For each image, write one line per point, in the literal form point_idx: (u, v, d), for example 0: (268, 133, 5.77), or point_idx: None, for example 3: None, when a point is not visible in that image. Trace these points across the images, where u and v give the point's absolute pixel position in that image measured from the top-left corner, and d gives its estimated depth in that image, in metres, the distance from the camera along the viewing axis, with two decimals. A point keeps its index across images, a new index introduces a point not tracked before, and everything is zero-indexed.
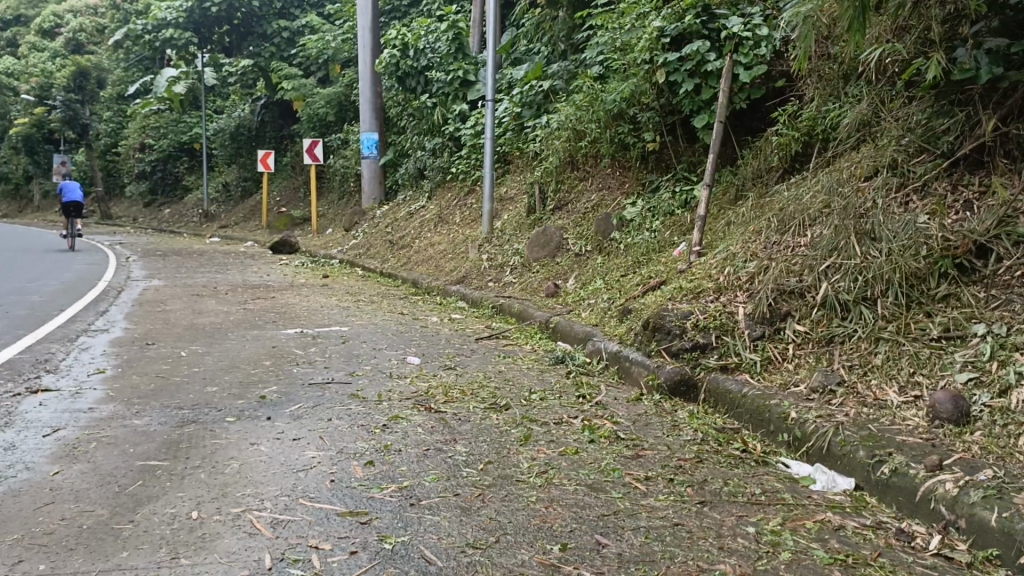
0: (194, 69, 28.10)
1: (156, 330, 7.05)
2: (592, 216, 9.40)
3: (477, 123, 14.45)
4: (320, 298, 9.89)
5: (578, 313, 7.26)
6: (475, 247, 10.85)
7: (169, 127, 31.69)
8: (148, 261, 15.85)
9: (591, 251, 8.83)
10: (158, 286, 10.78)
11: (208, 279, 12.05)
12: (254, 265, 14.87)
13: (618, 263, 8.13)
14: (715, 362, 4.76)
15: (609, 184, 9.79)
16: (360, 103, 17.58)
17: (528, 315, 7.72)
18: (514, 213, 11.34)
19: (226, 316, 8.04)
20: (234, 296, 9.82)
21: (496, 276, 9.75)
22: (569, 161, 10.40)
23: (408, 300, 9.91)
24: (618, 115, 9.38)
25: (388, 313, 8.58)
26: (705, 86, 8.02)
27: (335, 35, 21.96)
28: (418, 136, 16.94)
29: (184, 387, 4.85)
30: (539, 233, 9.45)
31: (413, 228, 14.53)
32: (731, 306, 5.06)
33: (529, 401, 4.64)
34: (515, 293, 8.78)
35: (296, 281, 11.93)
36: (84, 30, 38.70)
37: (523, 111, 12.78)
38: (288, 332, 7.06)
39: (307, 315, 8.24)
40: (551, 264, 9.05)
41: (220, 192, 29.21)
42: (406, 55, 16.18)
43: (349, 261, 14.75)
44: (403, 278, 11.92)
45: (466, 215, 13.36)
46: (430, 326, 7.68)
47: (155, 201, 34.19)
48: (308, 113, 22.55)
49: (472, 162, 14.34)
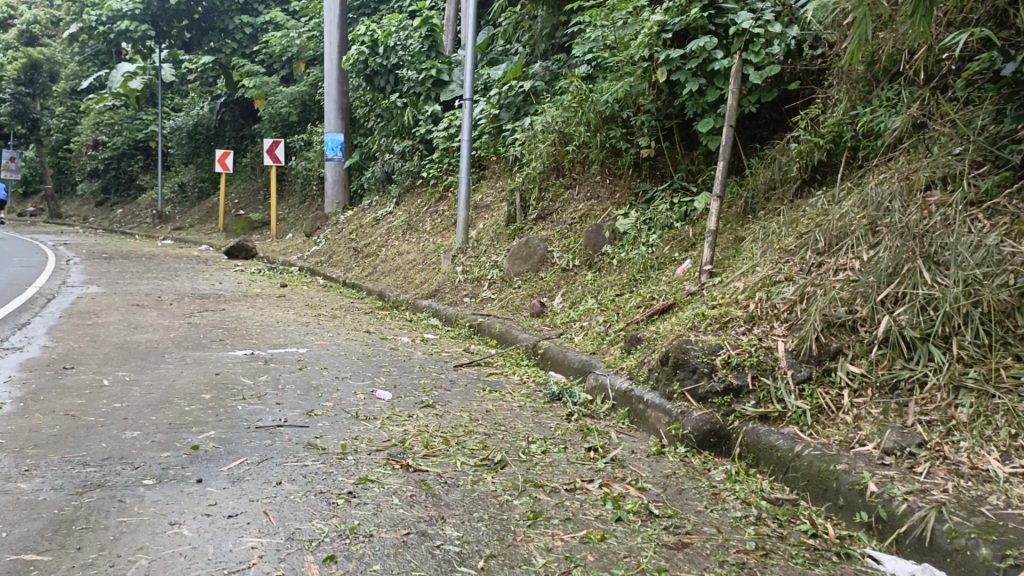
0: (151, 64, 26.72)
1: (78, 348, 6.00)
2: (580, 228, 8.56)
3: (450, 125, 13.67)
4: (276, 311, 8.89)
5: (571, 336, 6.42)
6: (448, 258, 9.95)
7: (124, 124, 30.31)
8: (90, 264, 14.60)
9: (579, 266, 7.99)
10: (95, 295, 9.65)
11: (154, 287, 10.96)
12: (206, 271, 13.76)
13: (612, 281, 7.30)
14: (753, 409, 3.93)
15: (599, 194, 8.95)
16: (325, 102, 16.58)
17: (512, 337, 6.84)
18: (491, 222, 10.48)
19: (166, 331, 7.01)
20: (179, 308, 8.76)
21: (472, 291, 8.87)
22: (554, 167, 9.55)
23: (374, 315, 8.98)
24: (610, 118, 8.60)
25: (351, 331, 7.64)
26: (711, 88, 7.26)
27: (300, 32, 20.91)
28: (386, 137, 16.01)
29: (96, 431, 3.85)
30: (520, 245, 8.59)
31: (380, 236, 13.58)
32: (768, 340, 4.24)
33: (529, 455, 3.76)
34: (494, 312, 7.91)
35: (251, 291, 10.89)
36: (38, 22, 37.13)
37: (501, 113, 11.96)
38: (236, 354, 6.07)
39: (260, 333, 7.24)
40: (535, 279, 8.20)
41: (174, 192, 27.84)
42: (375, 53, 15.14)
43: (310, 269, 13.72)
44: (368, 289, 10.97)
45: (437, 222, 12.47)
46: (401, 349, 6.75)
47: (107, 200, 32.63)
48: (270, 112, 21.45)
49: (444, 166, 13.47)
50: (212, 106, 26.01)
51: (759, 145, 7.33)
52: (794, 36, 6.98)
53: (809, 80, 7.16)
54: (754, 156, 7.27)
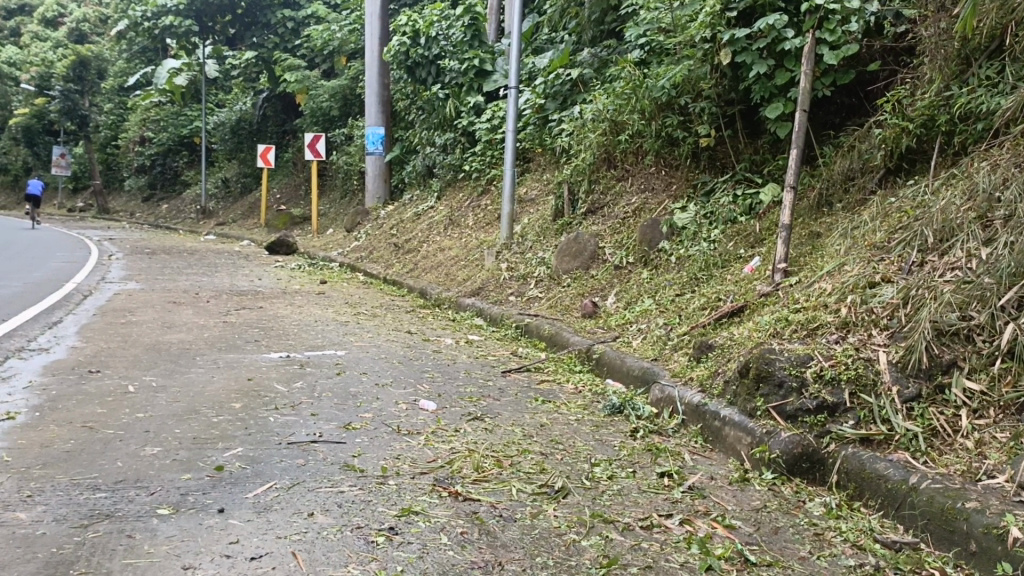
0: (195, 60, 26.77)
1: (107, 348, 5.68)
2: (634, 223, 8.03)
3: (493, 117, 13.14)
4: (314, 309, 8.54)
5: (628, 340, 5.92)
6: (492, 254, 9.50)
7: (169, 120, 30.49)
8: (131, 259, 14.50)
9: (633, 263, 7.48)
10: (132, 291, 9.43)
11: (192, 283, 10.73)
12: (246, 267, 13.54)
13: (670, 279, 6.78)
14: (852, 431, 3.40)
15: (654, 186, 8.40)
16: (366, 94, 16.26)
17: (563, 339, 6.37)
18: (537, 217, 10.02)
19: (201, 331, 6.69)
20: (215, 305, 8.47)
21: (518, 289, 8.42)
22: (605, 159, 9.00)
23: (416, 314, 8.59)
24: (666, 104, 8.07)
25: (393, 331, 7.24)
26: (780, 70, 6.69)
27: (342, 25, 20.65)
28: (427, 130, 15.62)
29: (112, 447, 3.48)
30: (569, 240, 8.11)
31: (421, 231, 13.21)
32: (867, 350, 3.71)
33: (595, 481, 3.29)
34: (542, 312, 7.45)
35: (289, 288, 10.59)
36: (87, 20, 37.65)
37: (547, 102, 11.45)
38: (271, 357, 5.70)
39: (297, 333, 6.88)
40: (585, 277, 7.72)
41: (217, 187, 27.89)
42: (416, 44, 14.87)
43: (350, 265, 13.42)
44: (409, 286, 10.59)
45: (480, 217, 12.05)
46: (445, 352, 6.31)
47: (152, 195, 32.92)
48: (311, 106, 21.24)
49: (487, 159, 13.03)
50: (255, 101, 25.95)
51: (833, 132, 6.78)
52: (873, 12, 6.39)
53: (890, 58, 6.56)
54: (827, 144, 6.71)
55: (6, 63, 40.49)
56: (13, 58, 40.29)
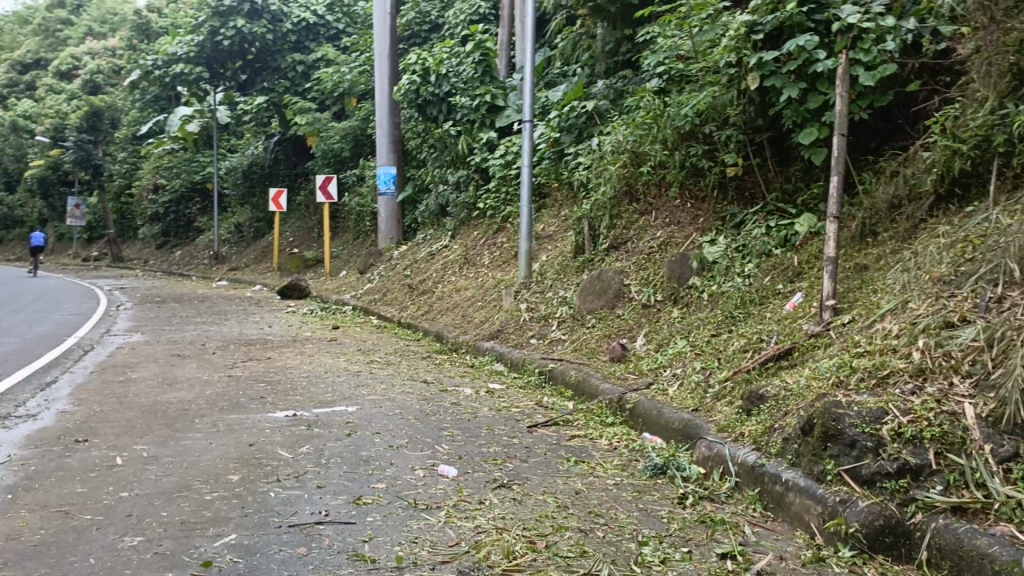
0: (207, 106, 26.84)
1: (101, 412, 5.29)
2: (660, 258, 7.60)
3: (507, 153, 12.95)
4: (326, 358, 8.15)
5: (663, 387, 5.46)
6: (510, 294, 9.09)
7: (181, 166, 30.56)
8: (141, 309, 14.21)
9: (662, 301, 7.06)
10: (137, 344, 9.07)
11: (200, 333, 10.37)
12: (257, 314, 13.20)
13: (704, 319, 6.35)
14: (942, 498, 2.88)
15: (680, 219, 7.96)
16: (377, 134, 16.08)
17: (592, 386, 5.92)
18: (556, 254, 9.63)
19: (205, 388, 6.29)
20: (222, 357, 8.08)
21: (539, 331, 7.99)
22: (625, 192, 8.58)
23: (432, 360, 8.17)
24: (691, 134, 7.78)
25: (408, 381, 6.81)
26: (813, 93, 6.31)
27: (351, 67, 20.55)
28: (439, 168, 15.35)
29: (88, 539, 3.06)
30: (592, 278, 7.71)
31: (435, 271, 12.84)
32: (949, 402, 3.21)
33: (644, 568, 2.83)
34: (567, 355, 7.02)
35: (301, 335, 10.22)
36: (101, 71, 38.13)
37: (562, 136, 11.21)
38: (276, 416, 5.26)
39: (306, 386, 6.45)
40: (611, 317, 7.29)
41: (230, 233, 27.79)
42: (426, 82, 14.61)
43: (363, 309, 13.06)
44: (425, 330, 10.19)
45: (495, 255, 11.68)
46: (465, 404, 5.86)
47: (166, 242, 32.89)
48: (322, 149, 21.10)
49: (502, 196, 12.71)
50: (266, 146, 25.93)
51: (872, 156, 6.39)
52: (909, 29, 6.03)
53: (929, 75, 6.18)
54: (868, 171, 6.29)
55: (22, 116, 40.92)
56: (29, 112, 40.74)
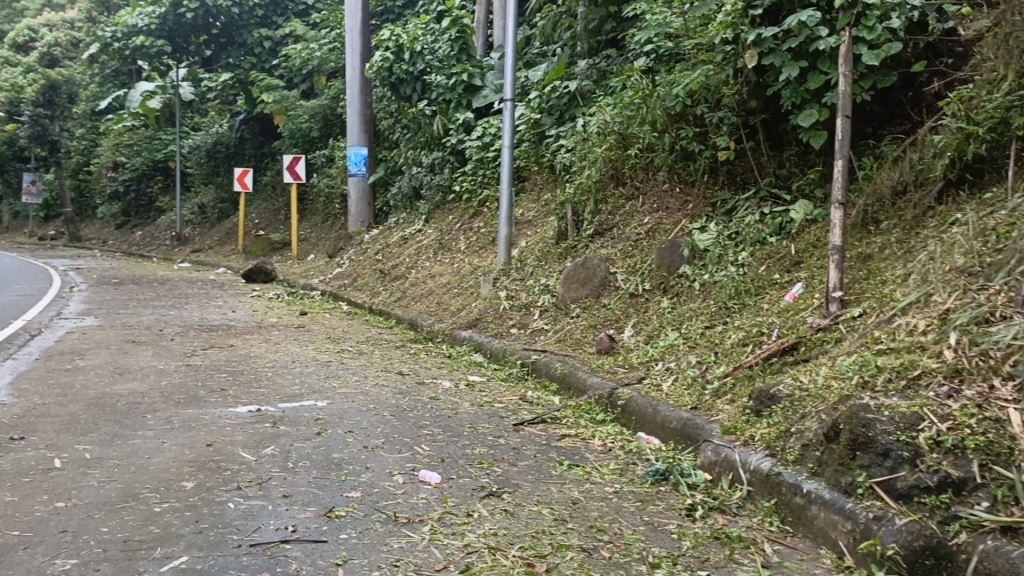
0: (170, 83, 25.94)
1: (44, 405, 4.81)
2: (647, 245, 7.27)
3: (484, 134, 12.52)
4: (293, 346, 7.70)
5: (656, 381, 5.13)
6: (488, 281, 8.72)
7: (143, 144, 29.57)
8: (97, 291, 13.58)
9: (650, 291, 6.75)
10: (89, 329, 8.53)
11: (158, 317, 9.84)
12: (220, 298, 12.66)
13: (696, 310, 6.04)
14: (989, 517, 2.56)
15: (667, 205, 7.65)
16: (348, 113, 15.55)
17: (580, 380, 5.58)
18: (536, 240, 9.27)
19: (162, 378, 5.82)
20: (181, 344, 7.59)
21: (520, 320, 7.64)
22: (611, 176, 8.23)
23: (406, 349, 7.78)
24: (682, 116, 7.52)
25: (382, 373, 6.41)
26: (813, 73, 6.02)
27: (321, 44, 19.90)
28: (412, 150, 14.88)
29: (12, 564, 2.62)
30: (577, 265, 7.37)
31: (408, 256, 12.41)
32: (991, 408, 2.88)
33: None
34: (550, 347, 6.68)
35: (267, 321, 9.75)
36: (60, 45, 36.81)
37: (543, 117, 10.83)
38: (239, 412, 4.83)
39: (271, 377, 6.01)
40: (596, 307, 6.96)
41: (194, 213, 26.98)
42: (400, 59, 14.09)
43: (332, 294, 12.60)
44: (397, 317, 9.78)
45: (471, 240, 11.30)
46: (444, 399, 5.48)
47: (127, 222, 31.90)
48: (290, 128, 20.44)
49: (478, 179, 12.30)
50: (232, 124, 25.14)
51: (873, 140, 6.20)
52: (915, 7, 5.79)
53: (932, 55, 5.99)
54: (869, 155, 6.02)
55: None
56: None
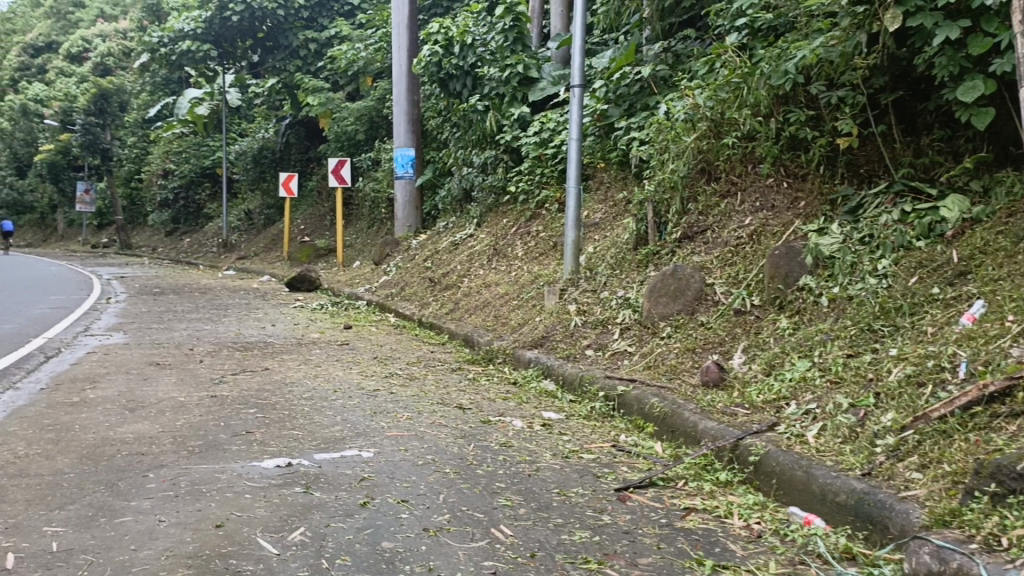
0: (216, 88, 25.42)
1: (25, 458, 3.82)
2: (751, 251, 6.09)
3: (541, 129, 11.41)
4: (335, 370, 6.69)
5: (795, 429, 3.98)
6: (554, 293, 7.60)
7: (190, 150, 29.17)
8: (134, 302, 12.86)
9: (760, 307, 5.57)
10: (113, 348, 7.66)
11: (191, 333, 8.95)
12: (260, 309, 11.80)
13: (829, 332, 4.86)
14: None
15: (772, 203, 6.41)
16: (393, 113, 14.64)
17: (689, 423, 4.43)
18: (608, 245, 8.14)
19: (178, 416, 4.83)
20: (208, 369, 6.62)
21: (596, 339, 6.51)
22: (701, 169, 7.04)
23: (464, 374, 6.71)
24: (787, 96, 6.41)
25: (438, 407, 5.34)
26: (973, 38, 4.77)
27: (367, 44, 19.04)
28: (463, 149, 13.86)
29: None
30: (665, 276, 6.24)
31: (460, 262, 11.37)
32: None
33: None
34: (639, 375, 5.55)
35: (307, 336, 8.79)
36: (112, 53, 36.94)
37: (610, 108, 9.64)
38: (263, 467, 3.79)
39: (305, 414, 4.97)
40: (692, 326, 5.82)
41: (239, 220, 26.43)
42: (450, 53, 13.07)
43: (379, 305, 11.64)
44: (451, 333, 8.73)
45: (531, 246, 10.21)
46: (519, 447, 4.36)
47: (175, 229, 31.54)
48: (335, 131, 19.63)
49: (536, 178, 11.22)
50: (277, 129, 24.51)
51: None
52: None
53: None
54: None
55: (32, 100, 39.60)
56: (39, 95, 39.46)
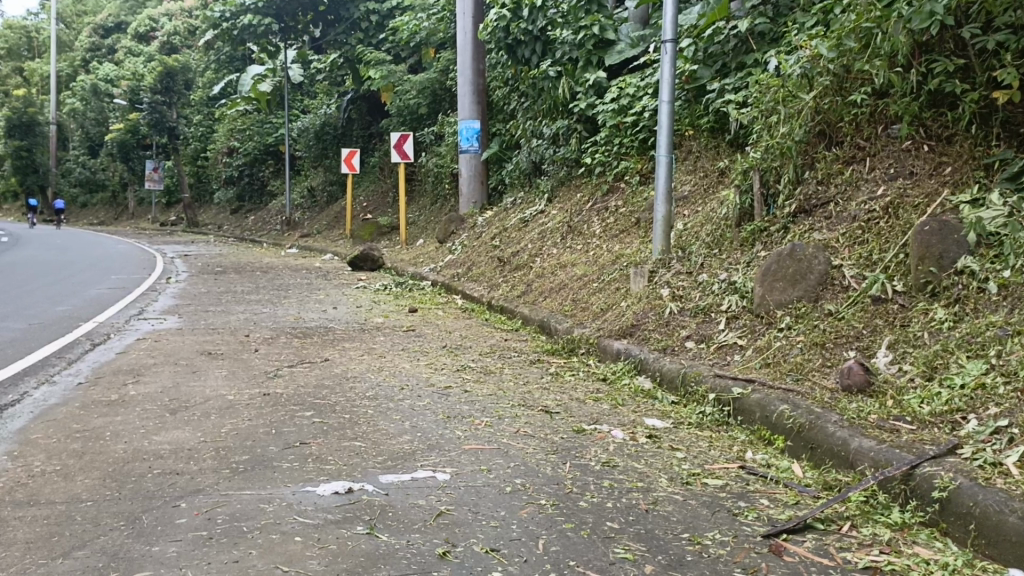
0: (279, 64, 25.10)
1: (40, 478, 3.31)
2: (888, 227, 5.14)
3: (619, 95, 10.42)
4: (402, 361, 6.03)
5: (988, 455, 3.10)
6: (643, 275, 6.76)
7: (254, 127, 29.03)
8: (194, 282, 12.50)
9: (905, 294, 4.64)
10: (163, 335, 7.18)
11: (248, 317, 8.42)
12: (321, 290, 11.26)
13: (1007, 327, 3.92)
14: None
15: (910, 169, 5.42)
16: (458, 83, 13.91)
17: (836, 440, 3.58)
18: (703, 220, 7.24)
19: (224, 420, 4.25)
20: (262, 359, 6.04)
21: (697, 329, 5.67)
22: (820, 132, 6.08)
23: (545, 367, 5.96)
24: (927, 42, 5.39)
25: (521, 410, 4.60)
26: None
27: (430, 13, 18.30)
28: (532, 119, 13.03)
29: None
30: (780, 256, 5.36)
31: (531, 240, 10.60)
32: None
33: None
34: (758, 374, 4.70)
35: (371, 321, 8.15)
36: (179, 33, 37.19)
37: (700, 68, 8.73)
38: (319, 495, 3.12)
39: (368, 420, 4.28)
40: (818, 316, 4.92)
41: (302, 197, 26.16)
42: (518, 17, 12.39)
43: (446, 285, 10.98)
44: (526, 318, 7.97)
45: (609, 222, 9.36)
46: (625, 467, 3.58)
47: (240, 207, 31.56)
48: (398, 105, 19.01)
49: (613, 149, 10.34)
50: (339, 104, 24.05)
51: None
52: None
53: None
54: None
55: (104, 81, 40.18)
56: (110, 76, 40.07)
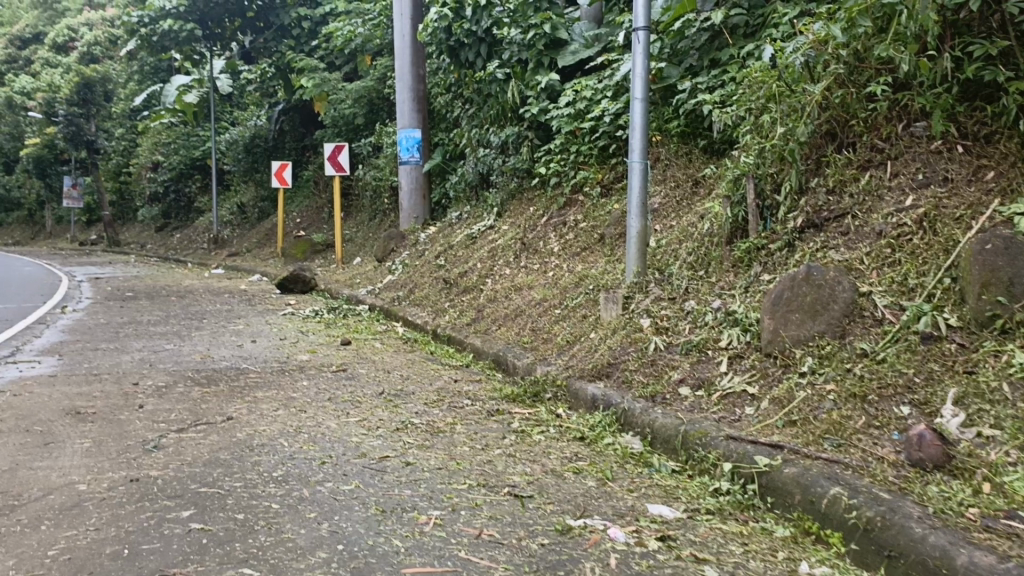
0: (206, 74, 23.48)
1: None
2: (926, 244, 4.17)
3: (575, 98, 9.44)
4: (327, 418, 4.81)
5: None
6: (618, 302, 5.70)
7: (179, 141, 27.23)
8: (96, 311, 10.98)
9: (962, 330, 3.68)
10: (28, 386, 5.78)
11: (145, 357, 7.04)
12: (241, 319, 9.90)
13: None
14: None
15: (943, 173, 4.48)
16: (396, 89, 12.73)
17: (930, 550, 2.57)
18: (682, 237, 6.22)
19: (57, 534, 2.98)
20: (146, 420, 4.73)
21: (691, 370, 4.61)
22: (827, 131, 5.16)
23: (505, 420, 4.83)
24: (960, 21, 4.50)
25: (482, 495, 3.45)
26: None
27: (366, 19, 17.05)
28: (478, 128, 11.93)
29: None
30: (794, 281, 4.34)
31: (479, 259, 9.48)
32: None
33: None
34: (785, 435, 3.64)
35: (294, 360, 6.88)
36: (100, 43, 35.08)
37: (668, 66, 7.73)
38: None
39: (268, 524, 3.07)
40: (850, 357, 3.90)
41: (232, 214, 24.53)
42: (460, 17, 11.19)
43: (385, 311, 9.77)
44: (478, 353, 6.82)
45: (569, 238, 8.32)
46: None
47: (165, 225, 29.59)
48: (332, 115, 17.70)
49: (570, 157, 9.33)
50: (270, 115, 22.58)
51: None
52: None
53: None
54: None
55: (20, 93, 37.60)
56: (26, 88, 37.49)
